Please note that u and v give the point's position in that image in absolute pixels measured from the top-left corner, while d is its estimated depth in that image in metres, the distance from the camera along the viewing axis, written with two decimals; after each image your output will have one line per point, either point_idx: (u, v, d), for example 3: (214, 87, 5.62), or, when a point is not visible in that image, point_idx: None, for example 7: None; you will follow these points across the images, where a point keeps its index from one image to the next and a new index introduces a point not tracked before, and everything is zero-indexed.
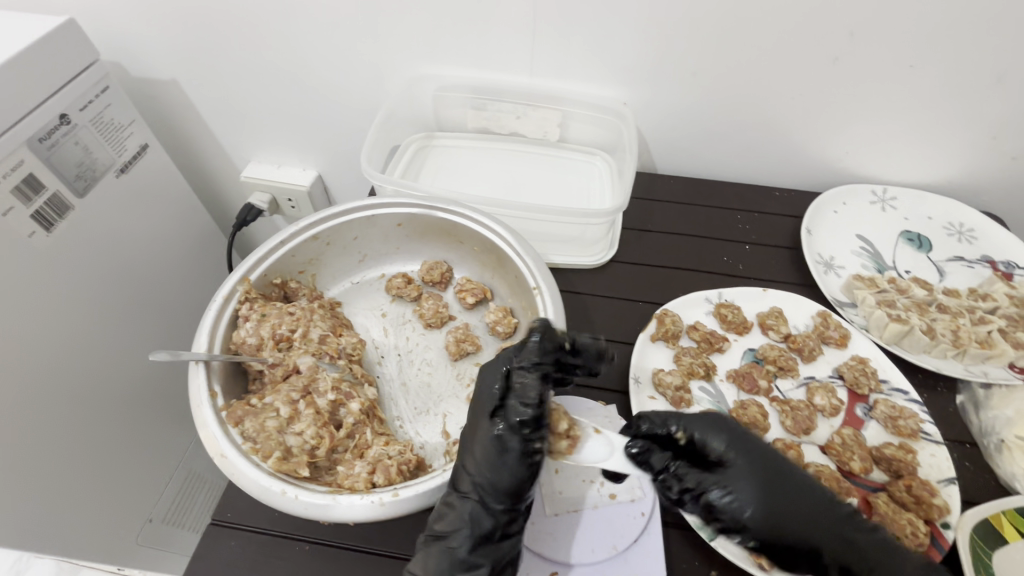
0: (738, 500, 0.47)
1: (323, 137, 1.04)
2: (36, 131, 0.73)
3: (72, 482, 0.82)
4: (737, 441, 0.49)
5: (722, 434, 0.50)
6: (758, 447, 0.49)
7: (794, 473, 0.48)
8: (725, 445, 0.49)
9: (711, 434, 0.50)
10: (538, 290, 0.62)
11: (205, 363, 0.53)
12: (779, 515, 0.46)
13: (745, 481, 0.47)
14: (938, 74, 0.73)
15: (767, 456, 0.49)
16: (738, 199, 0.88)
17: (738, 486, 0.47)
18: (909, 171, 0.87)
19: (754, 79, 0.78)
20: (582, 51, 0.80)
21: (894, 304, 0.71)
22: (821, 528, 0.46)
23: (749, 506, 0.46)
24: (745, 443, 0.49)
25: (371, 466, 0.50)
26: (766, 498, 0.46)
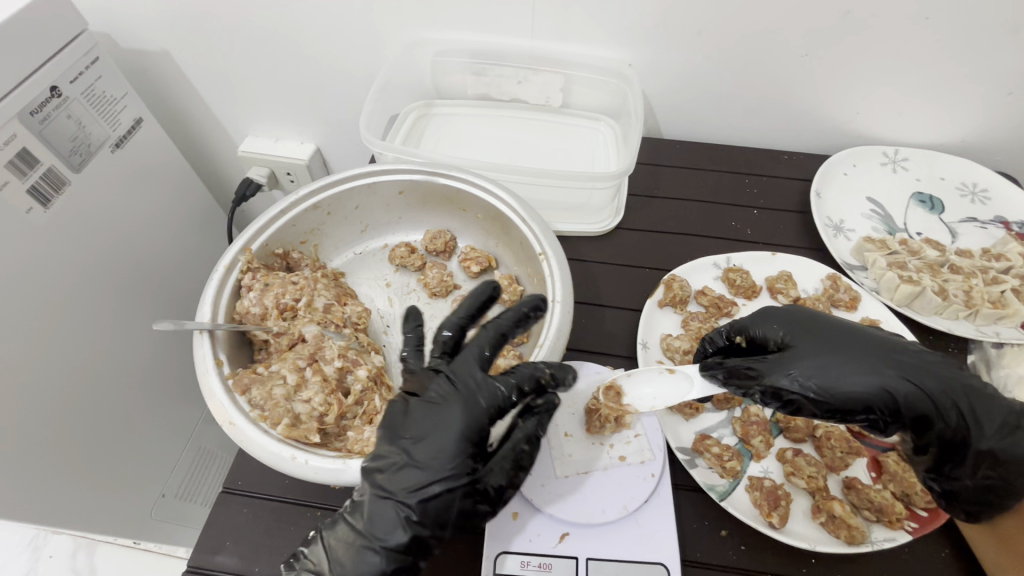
0: (825, 373, 0.49)
1: (321, 108, 1.02)
2: (27, 104, 0.71)
3: (84, 457, 0.83)
4: (795, 323, 0.54)
5: (778, 322, 0.55)
6: (817, 322, 0.53)
7: (859, 338, 0.52)
8: (785, 329, 0.54)
9: (770, 326, 0.55)
10: (544, 254, 0.61)
11: (209, 333, 0.53)
12: (857, 368, 0.49)
13: (810, 345, 0.52)
14: (955, 26, 0.70)
15: (826, 327, 0.53)
16: (746, 163, 0.86)
17: (805, 350, 0.51)
18: (923, 130, 0.84)
19: (763, 36, 0.75)
20: (584, 10, 0.77)
21: (906, 266, 0.70)
22: (919, 385, 0.49)
23: (828, 362, 0.50)
24: (806, 324, 0.53)
25: None
26: (850, 369, 0.49)
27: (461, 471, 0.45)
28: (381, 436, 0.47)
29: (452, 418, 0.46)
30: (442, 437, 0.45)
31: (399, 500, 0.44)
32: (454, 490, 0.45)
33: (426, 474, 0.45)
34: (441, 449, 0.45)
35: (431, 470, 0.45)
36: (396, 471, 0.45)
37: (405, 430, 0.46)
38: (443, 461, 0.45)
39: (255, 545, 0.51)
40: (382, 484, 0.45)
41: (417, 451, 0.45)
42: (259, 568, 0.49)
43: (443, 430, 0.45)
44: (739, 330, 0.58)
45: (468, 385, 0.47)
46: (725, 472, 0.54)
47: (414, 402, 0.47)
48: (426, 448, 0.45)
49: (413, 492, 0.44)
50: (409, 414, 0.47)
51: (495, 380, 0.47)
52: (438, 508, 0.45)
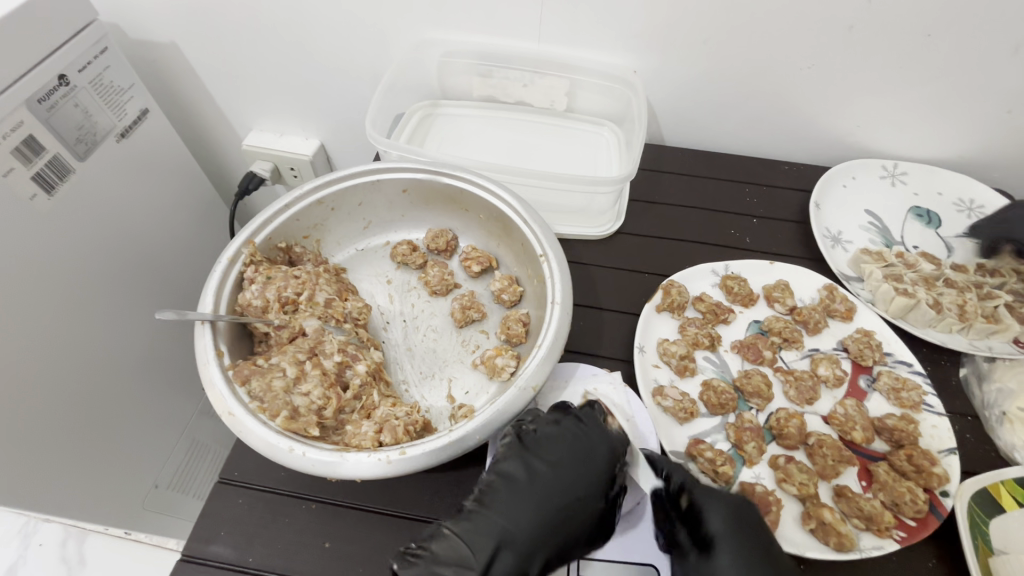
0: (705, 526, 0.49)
1: (326, 105, 1.03)
2: (35, 91, 0.72)
3: (76, 446, 0.83)
4: (730, 520, 0.49)
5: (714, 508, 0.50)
6: (741, 523, 0.49)
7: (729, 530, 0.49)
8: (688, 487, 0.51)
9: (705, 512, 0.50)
10: (545, 257, 0.61)
11: (211, 323, 0.53)
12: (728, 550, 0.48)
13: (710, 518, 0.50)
14: (956, 43, 0.71)
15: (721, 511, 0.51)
16: (746, 172, 0.87)
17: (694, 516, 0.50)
18: (921, 145, 0.85)
19: (766, 47, 0.76)
20: (592, 17, 0.78)
21: (901, 278, 0.71)
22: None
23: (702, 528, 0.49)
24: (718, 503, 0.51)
25: (378, 426, 0.51)
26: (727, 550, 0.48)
27: (581, 502, 0.49)
28: (516, 459, 0.51)
29: (595, 450, 0.52)
30: (574, 467, 0.51)
31: (511, 522, 0.47)
32: (570, 514, 0.49)
33: (547, 500, 0.49)
34: (571, 483, 0.50)
35: (552, 497, 0.49)
36: (517, 492, 0.49)
37: (541, 454, 0.52)
38: (565, 492, 0.49)
39: (250, 536, 0.51)
40: (518, 488, 0.49)
41: (556, 473, 0.50)
42: (253, 559, 0.50)
43: (584, 463, 0.51)
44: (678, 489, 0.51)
45: (602, 434, 0.53)
46: (716, 478, 0.56)
47: (561, 442, 0.53)
48: (559, 476, 0.50)
49: (524, 517, 0.47)
50: (541, 440, 0.53)
51: (616, 435, 0.54)
52: (549, 529, 0.48)
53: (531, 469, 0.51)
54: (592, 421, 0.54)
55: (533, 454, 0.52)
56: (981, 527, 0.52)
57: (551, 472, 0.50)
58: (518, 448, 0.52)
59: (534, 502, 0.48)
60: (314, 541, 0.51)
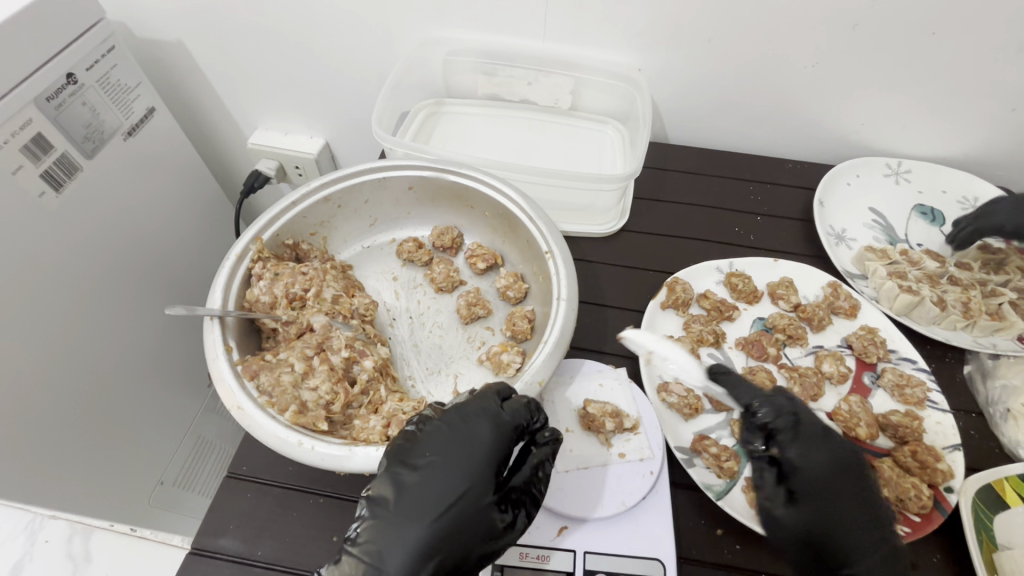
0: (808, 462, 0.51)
1: (331, 103, 1.03)
2: (43, 90, 0.72)
3: (81, 442, 0.83)
4: (835, 467, 0.50)
5: (809, 446, 0.51)
6: (854, 470, 0.50)
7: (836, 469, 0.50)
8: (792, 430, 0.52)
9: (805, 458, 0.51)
10: (551, 253, 0.62)
11: (219, 319, 0.54)
12: (828, 486, 0.49)
13: (813, 453, 0.51)
14: (961, 41, 0.71)
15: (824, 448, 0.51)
16: (750, 170, 0.87)
17: (805, 451, 0.51)
18: (925, 143, 0.86)
19: (771, 45, 0.76)
20: (597, 15, 0.78)
21: (906, 275, 0.71)
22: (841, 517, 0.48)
23: (809, 463, 0.51)
24: (817, 441, 0.52)
25: (385, 421, 0.51)
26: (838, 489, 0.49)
27: (476, 494, 0.45)
28: (399, 457, 0.46)
29: (479, 435, 0.48)
30: (458, 461, 0.46)
31: (411, 528, 0.43)
32: (465, 514, 0.44)
33: (439, 504, 0.44)
34: (462, 479, 0.45)
35: (447, 497, 0.44)
36: (395, 507, 0.44)
37: (415, 456, 0.46)
38: (463, 489, 0.45)
39: (259, 529, 0.51)
40: (396, 493, 0.44)
41: (433, 471, 0.45)
42: (262, 552, 0.50)
43: (464, 453, 0.46)
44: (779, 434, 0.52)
45: (491, 418, 0.49)
46: (721, 473, 0.54)
47: (441, 437, 0.47)
48: (439, 468, 0.45)
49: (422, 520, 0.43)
50: (419, 438, 0.47)
51: (504, 412, 0.49)
52: (452, 533, 0.43)
53: (408, 464, 0.46)
54: (474, 409, 0.49)
55: (410, 448, 0.47)
56: (986, 522, 0.52)
57: (430, 465, 0.46)
58: (400, 444, 0.47)
59: (422, 503, 0.44)
60: (322, 534, 0.51)
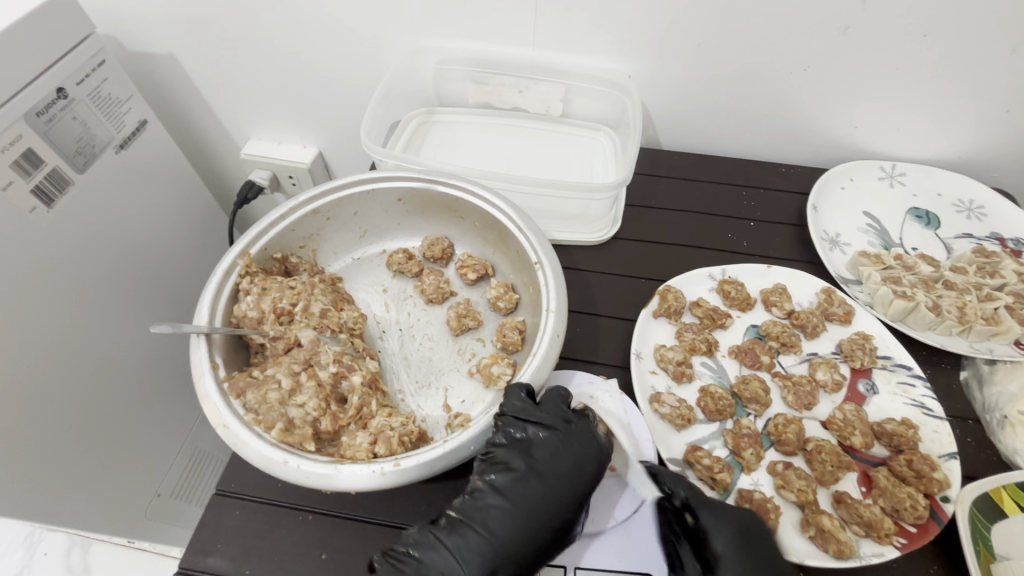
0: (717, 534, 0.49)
1: (323, 113, 1.03)
2: (34, 105, 0.72)
3: (80, 455, 0.83)
4: (741, 537, 0.48)
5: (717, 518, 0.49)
6: (761, 541, 0.48)
7: (743, 541, 0.48)
8: (695, 502, 0.50)
9: (719, 531, 0.49)
10: (540, 264, 0.61)
11: (206, 336, 0.54)
12: (736, 558, 0.47)
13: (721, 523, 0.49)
14: (952, 43, 0.71)
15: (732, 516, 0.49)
16: (742, 175, 0.87)
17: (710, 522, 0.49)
18: (919, 145, 0.85)
19: (762, 49, 0.76)
20: (587, 23, 0.78)
21: (900, 281, 0.70)
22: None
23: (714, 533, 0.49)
24: (725, 510, 0.50)
25: (373, 438, 0.50)
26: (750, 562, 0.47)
27: (536, 517, 0.47)
28: (512, 477, 0.49)
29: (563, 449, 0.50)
30: (541, 472, 0.49)
31: (523, 513, 0.47)
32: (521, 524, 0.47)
33: (549, 471, 0.49)
34: (578, 460, 0.50)
35: (558, 467, 0.49)
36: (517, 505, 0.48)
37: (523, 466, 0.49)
38: (575, 463, 0.50)
39: (246, 548, 0.51)
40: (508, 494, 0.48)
41: (535, 472, 0.49)
42: (250, 571, 0.50)
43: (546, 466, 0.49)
44: (691, 504, 0.51)
45: (587, 426, 0.52)
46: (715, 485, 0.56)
47: (542, 428, 0.51)
48: (550, 470, 0.49)
49: (522, 503, 0.48)
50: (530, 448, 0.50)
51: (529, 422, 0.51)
52: (562, 505, 0.48)
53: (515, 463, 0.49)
54: (550, 411, 0.52)
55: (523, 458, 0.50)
56: (983, 532, 0.52)
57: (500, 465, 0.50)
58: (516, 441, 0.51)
59: (519, 514, 0.47)
60: (311, 552, 0.51)
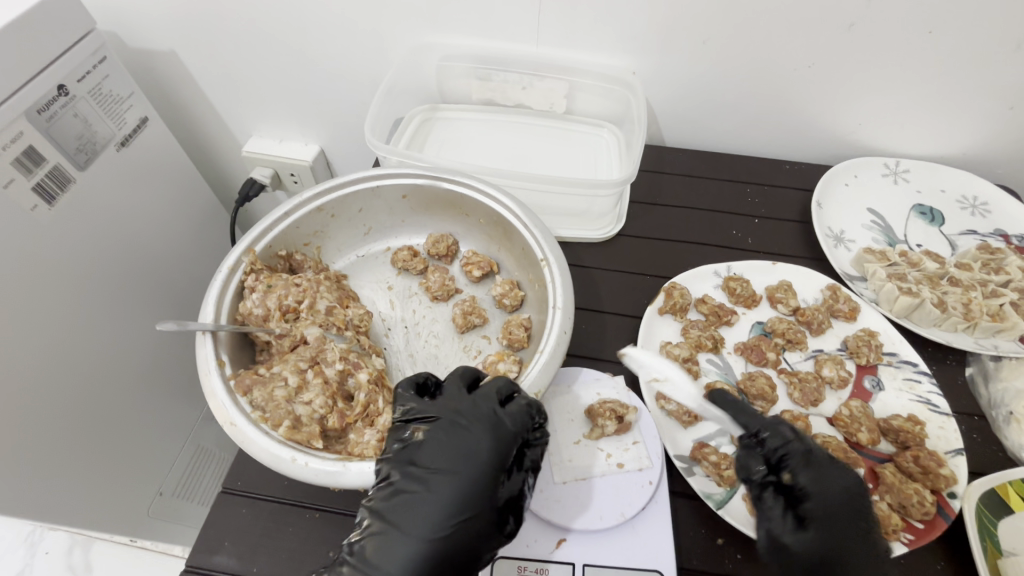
0: (822, 482, 0.48)
1: (325, 110, 1.03)
2: (34, 102, 0.72)
3: (82, 454, 0.83)
4: (844, 493, 0.47)
5: (820, 472, 0.49)
6: (860, 498, 0.48)
7: (850, 492, 0.47)
8: (801, 453, 0.49)
9: (819, 484, 0.48)
10: (546, 261, 0.61)
11: (212, 333, 0.54)
12: (840, 503, 0.47)
13: (823, 473, 0.48)
14: (957, 39, 0.71)
15: (831, 469, 0.49)
16: (747, 171, 0.86)
17: (815, 471, 0.49)
18: (923, 142, 0.85)
19: (767, 45, 0.76)
20: (591, 19, 0.78)
21: (905, 277, 0.70)
22: (846, 536, 0.46)
23: (814, 482, 0.48)
24: (825, 463, 0.49)
25: (380, 435, 0.51)
26: (852, 515, 0.47)
27: (445, 504, 0.44)
28: (419, 460, 0.46)
29: (443, 431, 0.48)
30: (450, 455, 0.46)
31: (441, 498, 0.44)
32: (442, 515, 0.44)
33: (437, 469, 0.46)
34: (462, 450, 0.46)
35: (446, 462, 0.46)
36: (429, 493, 0.44)
37: (422, 456, 0.47)
38: (459, 455, 0.46)
39: (253, 545, 0.51)
40: (419, 482, 0.45)
41: (439, 459, 0.46)
42: (257, 568, 0.50)
43: (443, 450, 0.47)
44: (790, 459, 0.49)
45: (487, 411, 0.48)
46: (721, 481, 0.54)
47: (426, 425, 0.48)
48: (437, 453, 0.46)
49: (437, 487, 0.45)
50: (418, 441, 0.47)
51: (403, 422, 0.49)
52: (459, 497, 0.44)
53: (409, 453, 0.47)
54: (441, 403, 0.50)
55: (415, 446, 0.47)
56: (989, 528, 0.52)
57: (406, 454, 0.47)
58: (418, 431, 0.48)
59: (439, 505, 0.44)
60: (318, 550, 0.51)
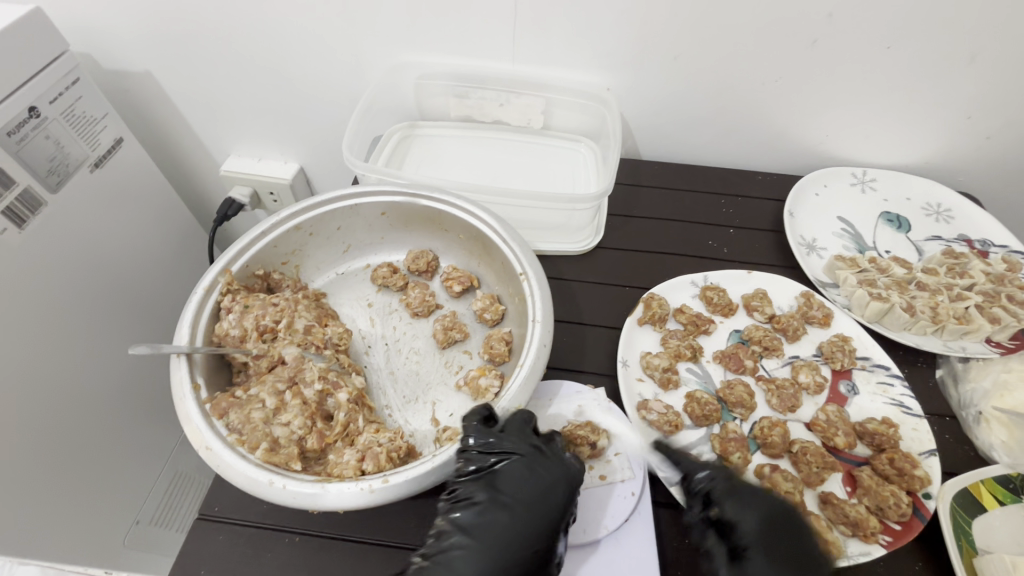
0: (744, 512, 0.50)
1: (304, 129, 1.03)
2: (4, 124, 0.71)
3: (55, 483, 0.80)
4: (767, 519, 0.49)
5: (744, 504, 0.50)
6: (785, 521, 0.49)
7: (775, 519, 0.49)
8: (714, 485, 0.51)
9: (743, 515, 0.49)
10: (525, 275, 0.62)
11: (187, 356, 0.53)
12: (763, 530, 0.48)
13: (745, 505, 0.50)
14: (914, 54, 0.74)
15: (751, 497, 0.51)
16: (721, 183, 0.88)
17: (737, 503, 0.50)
18: (888, 152, 0.88)
19: (735, 60, 0.78)
20: (565, 37, 0.80)
21: (875, 283, 0.72)
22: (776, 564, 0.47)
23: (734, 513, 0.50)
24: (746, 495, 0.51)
25: (360, 454, 0.50)
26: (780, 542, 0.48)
27: (522, 535, 0.47)
28: (494, 491, 0.49)
29: (524, 466, 0.50)
30: (529, 486, 0.49)
31: (522, 527, 0.47)
32: (524, 544, 0.47)
33: (516, 500, 0.48)
34: (544, 486, 0.49)
35: (526, 494, 0.49)
36: (511, 522, 0.47)
37: (502, 487, 0.49)
38: (540, 490, 0.49)
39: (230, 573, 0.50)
40: (498, 510, 0.48)
41: (519, 490, 0.49)
42: None
43: (527, 482, 0.49)
44: (715, 494, 0.51)
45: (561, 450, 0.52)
46: None
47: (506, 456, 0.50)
48: (518, 484, 0.49)
49: (518, 516, 0.48)
50: (497, 471, 0.50)
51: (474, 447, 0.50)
52: (537, 528, 0.47)
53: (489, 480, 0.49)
54: (514, 435, 0.51)
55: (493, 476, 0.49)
56: (965, 527, 0.53)
57: (488, 480, 0.49)
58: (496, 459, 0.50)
59: (521, 532, 0.47)
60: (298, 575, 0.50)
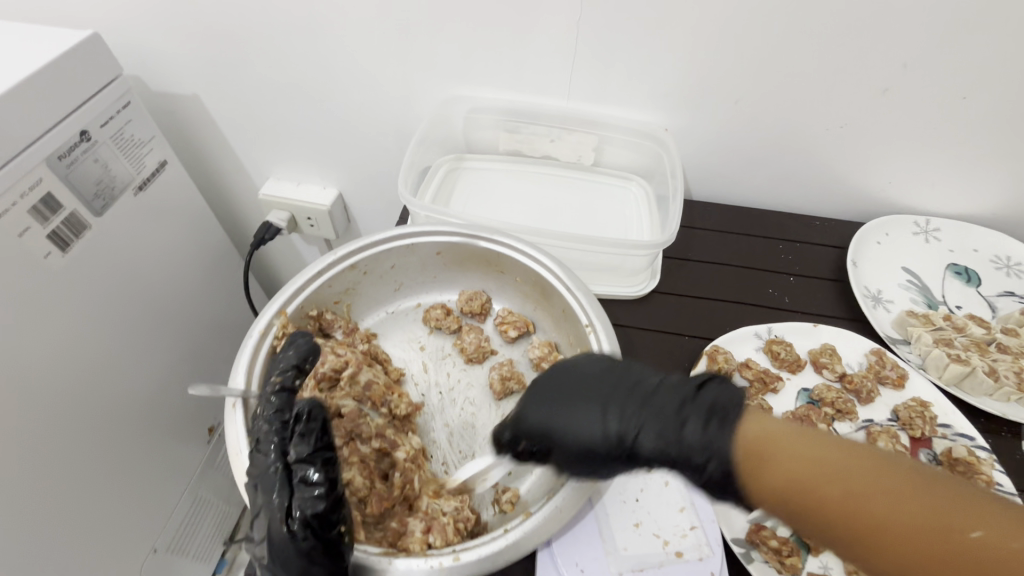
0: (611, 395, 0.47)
1: (347, 155, 1.02)
2: (56, 148, 0.70)
3: (85, 514, 0.78)
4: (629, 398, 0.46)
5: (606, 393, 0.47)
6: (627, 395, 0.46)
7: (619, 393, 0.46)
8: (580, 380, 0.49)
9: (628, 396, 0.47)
10: (591, 326, 0.59)
11: (242, 404, 0.51)
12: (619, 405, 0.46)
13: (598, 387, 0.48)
14: (990, 105, 0.71)
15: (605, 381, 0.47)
16: (778, 228, 0.86)
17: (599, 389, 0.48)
18: (954, 201, 0.85)
19: (800, 104, 0.76)
20: (624, 74, 0.78)
21: (952, 343, 0.68)
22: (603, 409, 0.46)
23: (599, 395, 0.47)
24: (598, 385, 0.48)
25: (426, 525, 0.48)
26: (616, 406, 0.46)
27: (276, 503, 0.44)
28: (256, 475, 0.46)
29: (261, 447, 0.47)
30: (262, 463, 0.46)
31: (272, 498, 0.44)
32: (277, 516, 0.44)
33: (263, 477, 0.46)
34: (264, 461, 0.46)
35: (263, 469, 0.46)
36: (267, 494, 0.45)
37: (256, 467, 0.47)
38: (266, 464, 0.46)
39: None
40: (257, 489, 0.46)
41: (262, 466, 0.46)
42: None
43: (264, 457, 0.47)
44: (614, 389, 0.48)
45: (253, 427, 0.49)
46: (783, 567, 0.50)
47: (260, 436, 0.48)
48: (259, 462, 0.46)
49: (267, 492, 0.45)
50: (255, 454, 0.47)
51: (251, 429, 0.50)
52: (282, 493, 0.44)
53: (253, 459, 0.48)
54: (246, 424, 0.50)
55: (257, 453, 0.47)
56: None
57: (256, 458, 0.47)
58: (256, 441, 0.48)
59: (272, 503, 0.44)
60: None
